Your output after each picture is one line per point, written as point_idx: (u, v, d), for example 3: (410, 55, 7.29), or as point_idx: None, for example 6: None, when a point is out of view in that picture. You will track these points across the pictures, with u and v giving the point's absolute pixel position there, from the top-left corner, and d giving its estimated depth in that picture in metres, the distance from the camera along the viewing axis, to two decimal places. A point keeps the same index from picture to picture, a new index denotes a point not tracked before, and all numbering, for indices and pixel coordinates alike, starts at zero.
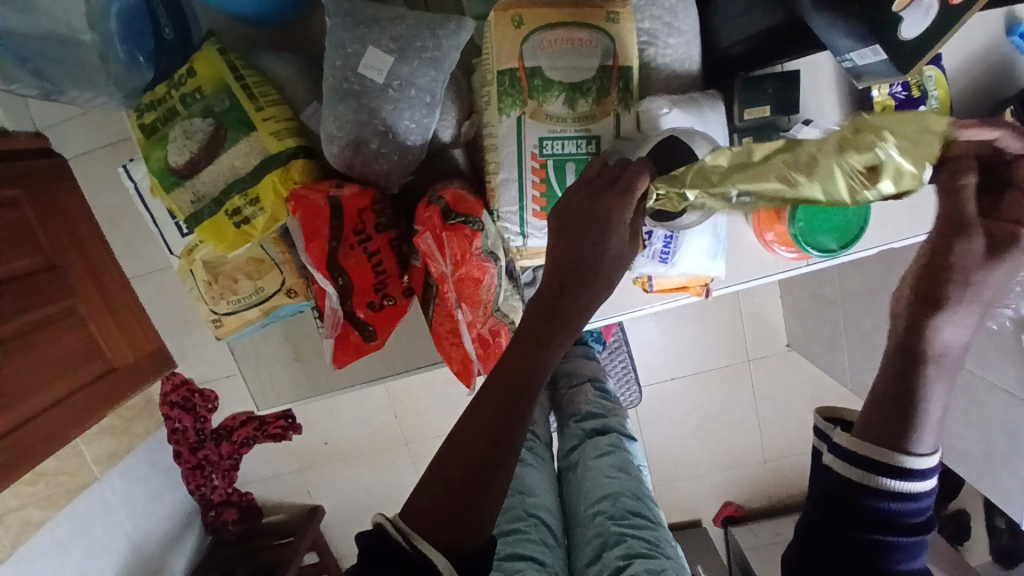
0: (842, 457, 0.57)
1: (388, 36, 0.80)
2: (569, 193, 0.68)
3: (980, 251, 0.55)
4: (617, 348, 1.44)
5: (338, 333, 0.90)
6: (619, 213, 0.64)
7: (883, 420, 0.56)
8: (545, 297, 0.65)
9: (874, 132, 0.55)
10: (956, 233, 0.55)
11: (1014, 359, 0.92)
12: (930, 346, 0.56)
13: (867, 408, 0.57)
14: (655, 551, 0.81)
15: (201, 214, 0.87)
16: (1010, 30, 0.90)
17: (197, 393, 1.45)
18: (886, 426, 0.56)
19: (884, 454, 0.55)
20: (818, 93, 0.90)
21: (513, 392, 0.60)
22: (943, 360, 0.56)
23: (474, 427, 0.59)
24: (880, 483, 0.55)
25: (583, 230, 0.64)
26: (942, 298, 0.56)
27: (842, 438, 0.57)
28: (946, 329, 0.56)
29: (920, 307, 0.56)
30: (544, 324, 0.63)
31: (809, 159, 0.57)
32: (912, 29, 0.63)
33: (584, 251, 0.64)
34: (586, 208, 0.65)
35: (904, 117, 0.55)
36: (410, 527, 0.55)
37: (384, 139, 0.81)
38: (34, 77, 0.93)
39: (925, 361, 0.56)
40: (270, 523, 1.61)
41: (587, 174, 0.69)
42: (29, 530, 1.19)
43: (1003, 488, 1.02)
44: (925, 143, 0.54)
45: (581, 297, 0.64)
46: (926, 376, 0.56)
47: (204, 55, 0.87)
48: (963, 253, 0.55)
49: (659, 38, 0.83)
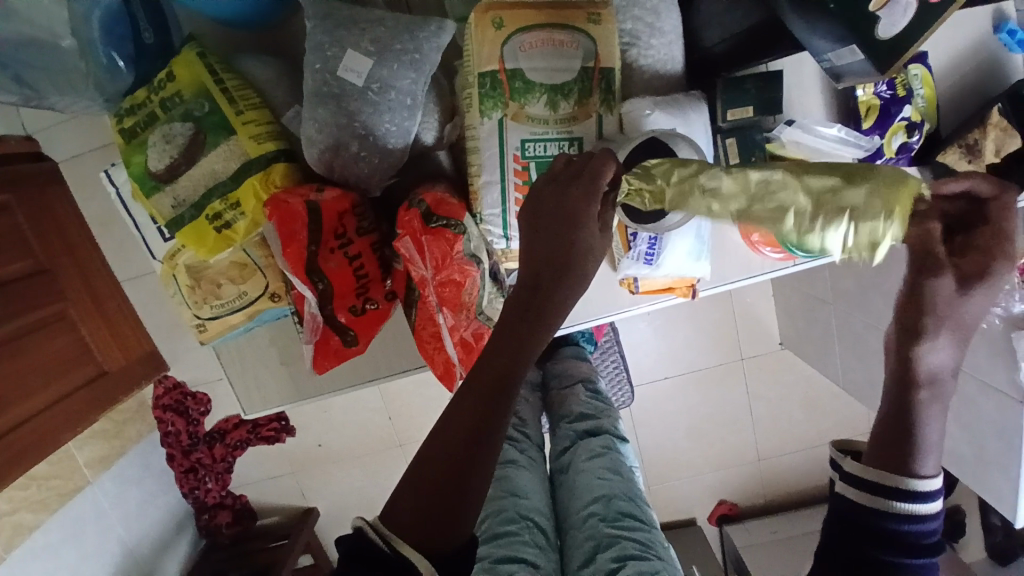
0: (855, 485, 0.57)
1: (367, 39, 0.80)
2: (537, 187, 0.68)
3: (951, 286, 0.54)
4: (608, 349, 1.43)
5: (318, 339, 0.89)
6: (586, 205, 0.64)
7: (888, 442, 0.56)
8: (520, 295, 0.65)
9: (878, 204, 0.50)
10: (926, 270, 0.54)
11: (1005, 358, 0.91)
12: (916, 371, 0.56)
13: (875, 434, 0.58)
14: (647, 552, 0.80)
15: (183, 218, 0.87)
16: (997, 28, 0.90)
17: (189, 396, 1.46)
18: (894, 452, 0.56)
19: (893, 477, 0.55)
20: (803, 92, 0.89)
21: (491, 389, 0.60)
22: (935, 384, 0.56)
23: (451, 428, 0.58)
24: (891, 507, 0.55)
25: (554, 224, 0.64)
26: (919, 328, 0.55)
27: (853, 466, 0.58)
28: (929, 354, 0.55)
29: (904, 336, 0.56)
30: (523, 322, 0.63)
31: (805, 212, 0.53)
32: (889, 28, 0.62)
33: (557, 243, 0.64)
34: (555, 200, 0.65)
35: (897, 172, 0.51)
36: (391, 528, 0.55)
37: (364, 142, 0.81)
38: (14, 82, 0.92)
39: (914, 387, 0.56)
40: (264, 525, 1.61)
41: (554, 168, 0.68)
42: (21, 534, 1.18)
43: (994, 487, 1.02)
44: (906, 189, 0.50)
45: (558, 291, 0.64)
46: (917, 402, 0.56)
47: (184, 59, 0.87)
48: (936, 289, 0.54)
49: (641, 39, 0.83)
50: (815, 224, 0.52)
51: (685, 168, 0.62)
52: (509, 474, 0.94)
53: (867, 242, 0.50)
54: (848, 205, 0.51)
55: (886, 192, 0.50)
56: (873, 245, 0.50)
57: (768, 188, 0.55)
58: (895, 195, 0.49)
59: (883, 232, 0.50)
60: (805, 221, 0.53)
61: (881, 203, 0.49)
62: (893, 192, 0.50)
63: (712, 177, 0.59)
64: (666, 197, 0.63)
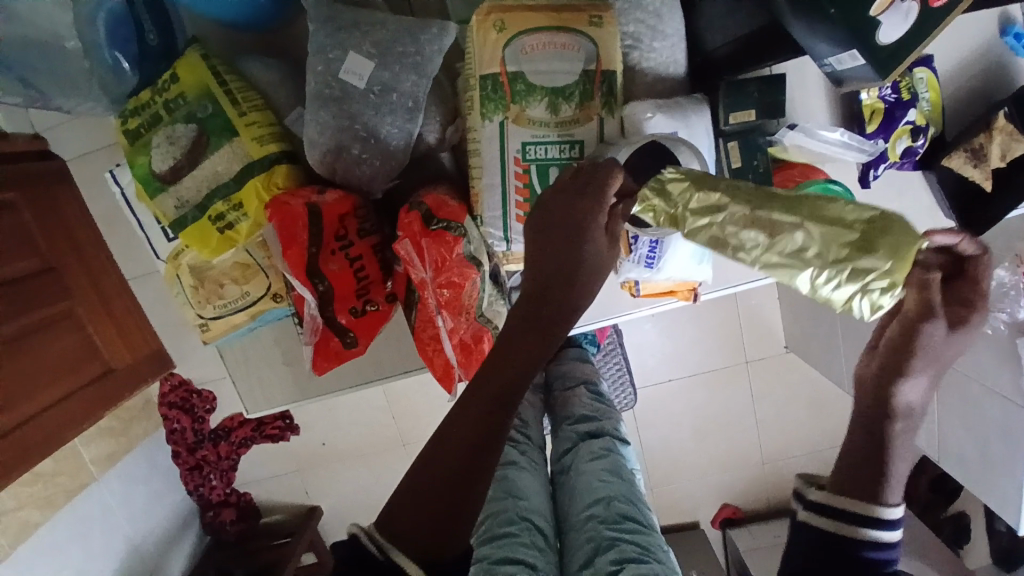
0: (823, 514, 0.58)
1: (369, 41, 0.81)
2: (548, 196, 0.69)
3: (941, 332, 0.55)
4: (611, 351, 1.43)
5: (317, 339, 0.90)
6: (594, 216, 0.66)
7: (857, 471, 0.58)
8: (532, 301, 0.69)
9: (886, 273, 0.51)
10: (924, 318, 0.54)
11: (1010, 363, 0.93)
12: (892, 405, 0.57)
13: (842, 464, 0.59)
14: (646, 555, 0.80)
15: (186, 219, 0.88)
16: (1004, 31, 0.89)
17: (195, 393, 1.47)
18: (863, 479, 0.57)
19: (862, 505, 0.56)
20: (807, 97, 0.89)
21: (498, 398, 0.62)
22: (909, 417, 0.58)
23: (454, 440, 0.59)
24: (862, 534, 0.56)
25: (563, 236, 0.67)
26: (905, 367, 0.56)
27: (819, 494, 0.59)
28: (907, 389, 0.57)
29: (886, 371, 0.57)
30: (536, 328, 0.67)
31: (818, 269, 0.53)
32: (890, 33, 0.62)
33: (566, 255, 0.68)
34: (564, 212, 0.67)
35: (903, 231, 0.50)
36: (386, 535, 0.55)
37: (365, 144, 0.82)
38: (20, 84, 0.94)
39: (892, 418, 0.57)
40: (268, 524, 1.62)
41: (562, 179, 0.69)
42: (27, 531, 1.19)
43: (998, 492, 1.01)
44: (908, 255, 0.50)
45: (568, 298, 0.69)
46: (893, 433, 0.58)
47: (188, 61, 0.87)
48: (930, 334, 0.55)
49: (643, 41, 0.82)
50: (826, 281, 0.53)
51: (703, 192, 0.59)
52: (509, 476, 0.94)
53: (871, 304, 0.52)
54: (866, 268, 0.51)
55: (897, 261, 0.50)
56: (875, 307, 0.52)
57: (787, 240, 0.54)
58: (902, 265, 0.50)
59: (887, 297, 0.51)
60: (816, 276, 0.53)
61: (887, 271, 0.50)
62: (902, 261, 0.50)
63: (733, 213, 0.57)
64: (683, 222, 0.61)
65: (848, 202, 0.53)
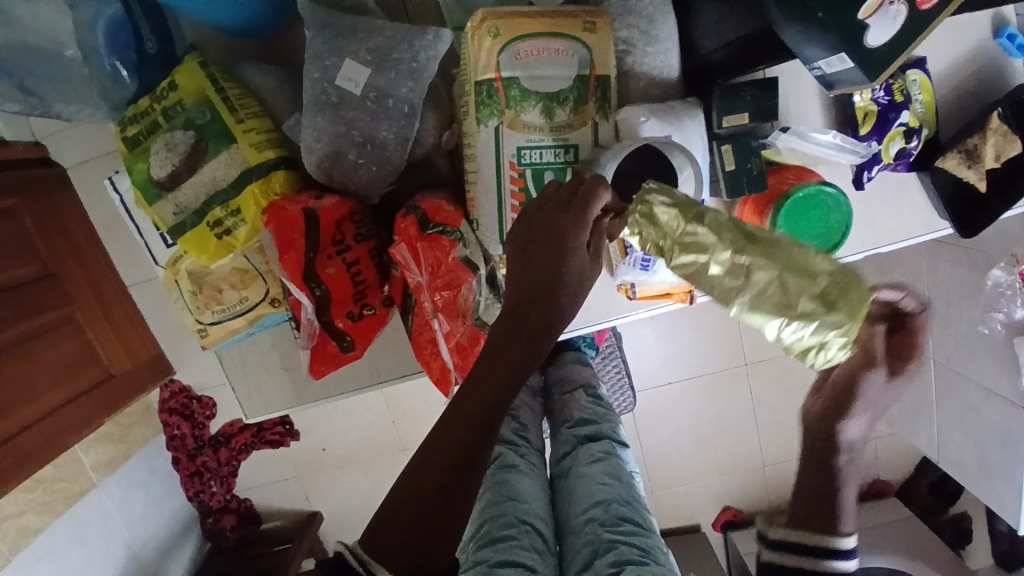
0: (783, 548, 0.60)
1: (365, 48, 0.81)
2: (530, 210, 0.68)
3: (879, 378, 0.62)
4: (610, 354, 1.42)
5: (314, 344, 0.90)
6: (576, 233, 0.65)
7: (810, 506, 0.60)
8: (510, 318, 0.67)
9: (845, 328, 0.57)
10: (863, 364, 0.63)
11: (1006, 365, 0.98)
12: (836, 440, 0.61)
13: (795, 500, 0.62)
14: (646, 558, 0.81)
15: (185, 225, 0.88)
16: (997, 32, 0.90)
17: (195, 400, 1.46)
18: (815, 513, 0.59)
19: (819, 537, 0.59)
20: (801, 100, 0.89)
21: (481, 415, 0.63)
22: (850, 452, 0.61)
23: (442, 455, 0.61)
24: (822, 565, 0.58)
25: (545, 250, 0.66)
26: (846, 407, 0.61)
27: (778, 531, 0.61)
28: (848, 427, 0.61)
29: (828, 412, 0.62)
30: (513, 347, 0.66)
31: (788, 318, 0.58)
32: (879, 36, 0.63)
33: (546, 271, 0.66)
34: (546, 227, 0.66)
35: (859, 289, 0.57)
36: (369, 552, 0.56)
37: (362, 150, 0.83)
38: (19, 90, 0.94)
39: (836, 452, 0.61)
40: (268, 529, 1.62)
41: (546, 192, 0.68)
42: (26, 537, 1.19)
43: (995, 493, 1.07)
44: (863, 312, 0.57)
45: (547, 317, 0.67)
46: (839, 466, 0.61)
47: (186, 68, 0.88)
48: (868, 381, 0.62)
49: (637, 46, 0.83)
50: (790, 330, 0.58)
51: (696, 227, 0.61)
52: (508, 479, 0.94)
53: (819, 355, 0.59)
54: (829, 322, 0.57)
55: (854, 317, 0.57)
56: (821, 356, 0.59)
57: (768, 289, 0.58)
58: (855, 322, 0.57)
59: (837, 351, 0.58)
60: (784, 323, 0.58)
61: (847, 327, 0.57)
62: (857, 319, 0.57)
63: (721, 256, 0.60)
64: (671, 256, 0.63)
65: (816, 253, 0.59)
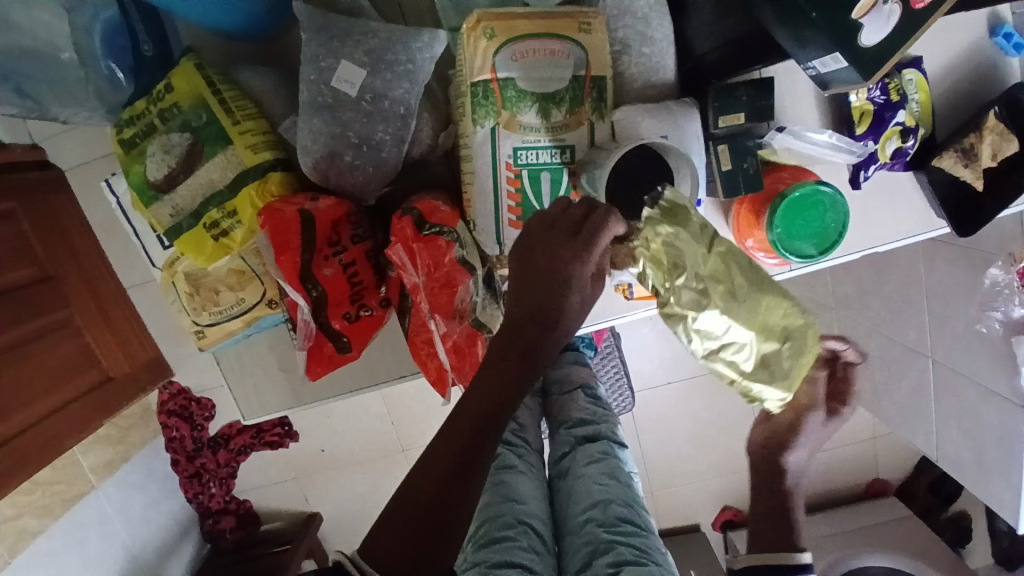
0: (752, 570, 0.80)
1: (361, 50, 0.81)
2: (532, 228, 0.68)
3: (820, 418, 0.82)
4: (608, 354, 1.41)
5: (311, 344, 0.90)
6: (579, 261, 0.65)
7: (768, 533, 0.81)
8: (504, 336, 0.68)
9: (785, 381, 0.74)
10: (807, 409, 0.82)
11: (1004, 364, 0.98)
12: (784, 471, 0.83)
13: (756, 530, 0.83)
14: (643, 558, 0.81)
15: (182, 226, 0.89)
16: (994, 31, 0.90)
17: (194, 402, 1.45)
18: (774, 537, 0.80)
19: (782, 556, 0.79)
20: (796, 100, 0.89)
21: (473, 427, 0.67)
22: (793, 478, 0.84)
23: (436, 468, 0.66)
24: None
25: (544, 275, 0.66)
26: (787, 442, 0.84)
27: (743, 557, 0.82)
28: (792, 457, 0.84)
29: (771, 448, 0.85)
30: (506, 364, 0.68)
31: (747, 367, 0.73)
32: (872, 36, 0.62)
33: (545, 294, 0.66)
34: (549, 252, 0.66)
35: (807, 347, 0.73)
36: (368, 560, 0.62)
37: (358, 151, 0.83)
38: (15, 94, 0.93)
39: (781, 479, 0.84)
40: (267, 531, 1.62)
41: (551, 211, 0.68)
42: (25, 539, 1.19)
43: (992, 491, 1.07)
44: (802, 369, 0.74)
45: (541, 338, 0.68)
46: (784, 490, 0.84)
47: (182, 70, 0.88)
48: (812, 421, 0.82)
49: (632, 47, 0.84)
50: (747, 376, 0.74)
51: (697, 276, 0.70)
52: (506, 479, 0.94)
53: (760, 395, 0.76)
54: (776, 374, 0.73)
55: (793, 372, 0.74)
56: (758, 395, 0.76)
57: (738, 345, 0.72)
58: (795, 374, 0.74)
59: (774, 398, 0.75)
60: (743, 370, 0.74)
61: (788, 380, 0.74)
62: (795, 373, 0.74)
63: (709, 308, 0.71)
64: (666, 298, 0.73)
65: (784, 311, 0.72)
